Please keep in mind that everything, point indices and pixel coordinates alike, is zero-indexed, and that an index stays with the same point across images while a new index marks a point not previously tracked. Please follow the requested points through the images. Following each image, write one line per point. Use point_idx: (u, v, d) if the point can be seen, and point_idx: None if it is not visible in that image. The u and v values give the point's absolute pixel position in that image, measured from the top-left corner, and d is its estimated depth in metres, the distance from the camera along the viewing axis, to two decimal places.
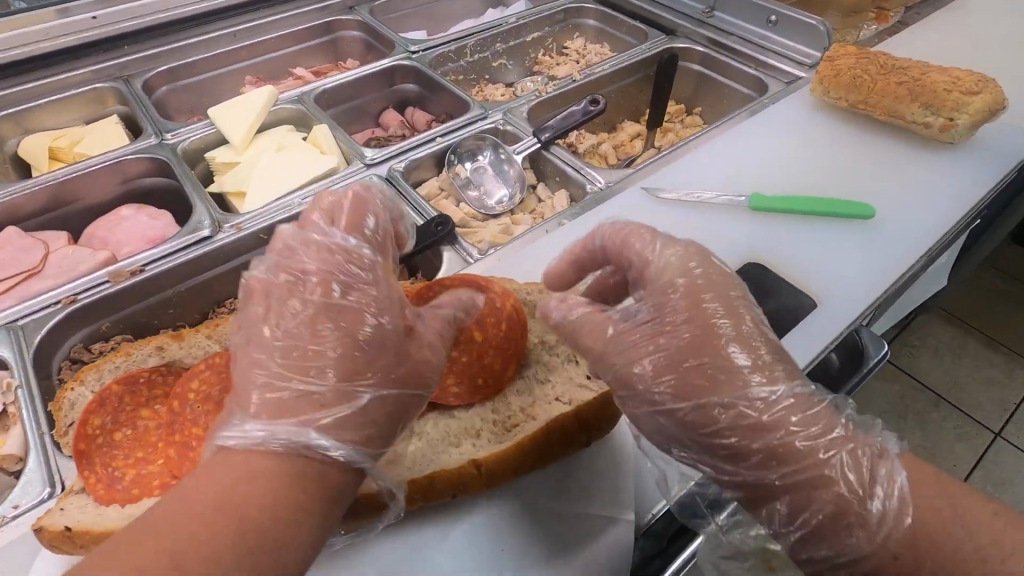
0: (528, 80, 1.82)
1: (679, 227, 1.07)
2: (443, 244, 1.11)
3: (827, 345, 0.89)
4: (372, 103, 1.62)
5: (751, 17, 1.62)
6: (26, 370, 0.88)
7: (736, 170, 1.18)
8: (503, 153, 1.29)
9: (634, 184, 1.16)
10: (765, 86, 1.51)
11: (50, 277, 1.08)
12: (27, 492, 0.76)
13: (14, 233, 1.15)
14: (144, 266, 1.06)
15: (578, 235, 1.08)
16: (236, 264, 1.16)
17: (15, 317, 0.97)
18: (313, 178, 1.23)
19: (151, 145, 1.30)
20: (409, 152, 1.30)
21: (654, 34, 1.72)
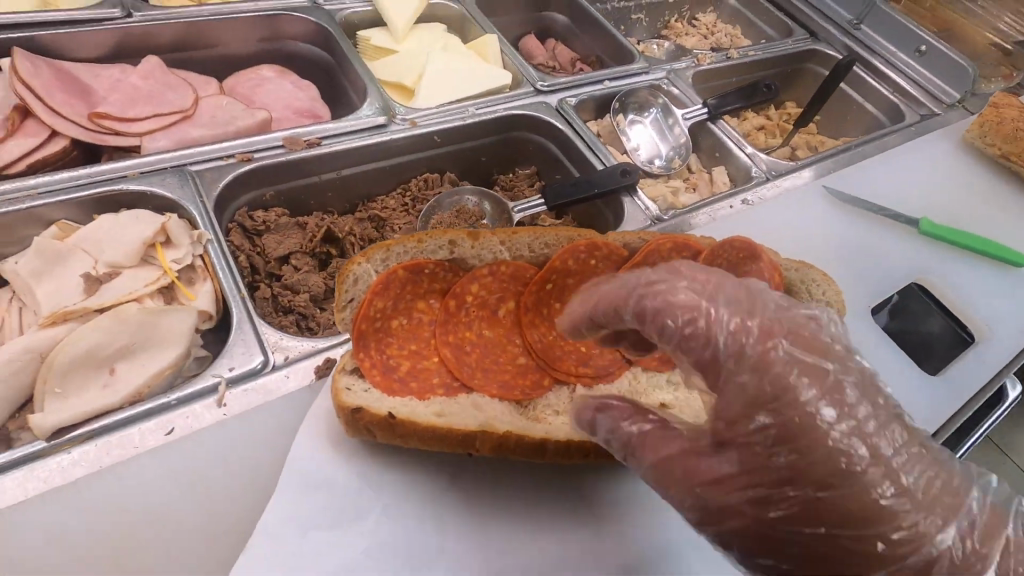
0: (656, 43, 1.77)
1: (855, 232, 1.10)
2: (621, 193, 1.08)
3: (982, 388, 0.93)
4: (514, 23, 1.53)
5: (898, 42, 1.64)
6: (215, 224, 0.81)
7: (897, 190, 1.21)
8: (671, 115, 1.28)
9: (806, 180, 1.17)
10: (902, 113, 1.54)
11: (204, 125, 0.97)
12: (241, 354, 0.69)
13: (158, 65, 1.02)
14: (320, 140, 0.98)
15: (758, 217, 1.08)
16: (397, 161, 1.08)
17: (186, 162, 0.88)
18: (484, 91, 1.16)
19: (306, 7, 1.18)
20: (580, 88, 1.25)
21: (799, 32, 1.70)
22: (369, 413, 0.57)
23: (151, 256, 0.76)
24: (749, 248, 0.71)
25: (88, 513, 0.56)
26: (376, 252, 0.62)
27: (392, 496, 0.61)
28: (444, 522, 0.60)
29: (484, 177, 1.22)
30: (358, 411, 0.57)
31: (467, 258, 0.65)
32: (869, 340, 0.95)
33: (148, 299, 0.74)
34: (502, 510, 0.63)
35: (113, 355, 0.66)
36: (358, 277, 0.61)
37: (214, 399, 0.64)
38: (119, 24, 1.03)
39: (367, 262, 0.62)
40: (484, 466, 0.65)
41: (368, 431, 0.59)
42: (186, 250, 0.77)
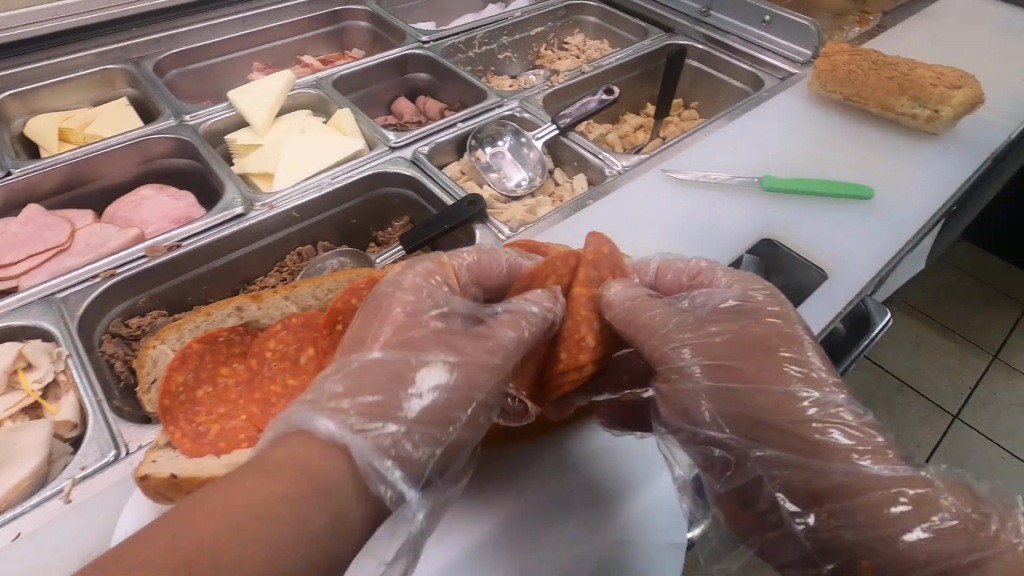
0: (532, 74, 1.88)
1: (699, 205, 1.15)
2: (474, 222, 1.15)
3: (830, 319, 0.96)
4: (384, 90, 1.66)
5: (745, 17, 1.72)
6: (75, 341, 0.89)
7: (745, 156, 1.26)
8: (523, 138, 1.35)
9: (651, 167, 1.23)
10: (761, 80, 1.60)
11: (80, 253, 1.08)
12: (92, 453, 0.76)
13: (36, 211, 1.13)
14: (180, 242, 1.07)
15: (607, 213, 1.14)
16: (268, 242, 1.18)
17: (54, 290, 0.98)
18: (339, 160, 1.25)
19: (172, 126, 1.31)
20: (432, 136, 1.34)
21: (654, 31, 1.80)
22: (153, 478, 0.60)
23: (15, 382, 0.84)
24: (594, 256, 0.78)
25: None
26: (170, 332, 0.69)
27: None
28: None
29: (361, 237, 1.30)
30: (147, 479, 0.61)
31: (259, 319, 0.73)
32: None
33: (14, 421, 0.82)
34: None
35: None
36: (156, 358, 0.69)
37: (59, 498, 0.70)
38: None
39: (162, 344, 0.69)
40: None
41: (167, 496, 0.63)
42: (47, 368, 0.85)
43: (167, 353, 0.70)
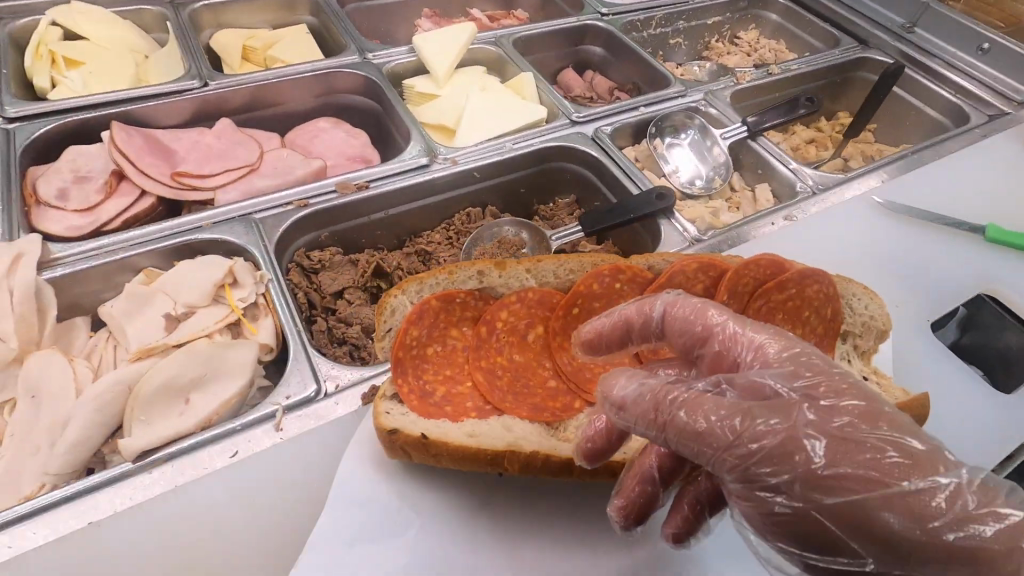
0: (698, 65, 1.77)
1: (907, 243, 1.05)
2: (657, 217, 1.09)
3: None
4: (554, 59, 1.60)
5: (956, 42, 1.57)
6: (275, 266, 0.89)
7: (958, 197, 1.15)
8: (709, 136, 1.28)
9: (852, 191, 1.14)
10: (966, 114, 1.46)
11: (269, 175, 1.08)
12: (295, 382, 0.74)
13: (229, 125, 1.14)
14: (368, 183, 1.06)
15: (809, 236, 1.05)
16: (442, 198, 1.15)
17: (251, 210, 0.98)
18: (520, 125, 1.21)
19: (357, 63, 1.30)
20: (614, 116, 1.28)
21: (847, 41, 1.66)
22: (404, 435, 0.61)
23: (221, 296, 0.85)
24: (821, 287, 0.72)
25: (161, 526, 0.62)
26: (410, 285, 0.67)
27: (427, 517, 0.65)
28: (483, 536, 0.64)
29: (524, 207, 1.27)
30: (394, 433, 0.62)
31: (496, 287, 0.69)
32: (931, 353, 0.90)
33: (219, 335, 0.82)
34: (552, 521, 0.66)
35: (187, 386, 0.74)
36: (395, 309, 0.67)
37: (272, 424, 0.70)
38: (197, 94, 1.17)
39: (403, 295, 0.67)
40: (522, 483, 0.69)
41: (404, 452, 0.63)
42: (251, 289, 0.85)
43: (403, 306, 0.67)
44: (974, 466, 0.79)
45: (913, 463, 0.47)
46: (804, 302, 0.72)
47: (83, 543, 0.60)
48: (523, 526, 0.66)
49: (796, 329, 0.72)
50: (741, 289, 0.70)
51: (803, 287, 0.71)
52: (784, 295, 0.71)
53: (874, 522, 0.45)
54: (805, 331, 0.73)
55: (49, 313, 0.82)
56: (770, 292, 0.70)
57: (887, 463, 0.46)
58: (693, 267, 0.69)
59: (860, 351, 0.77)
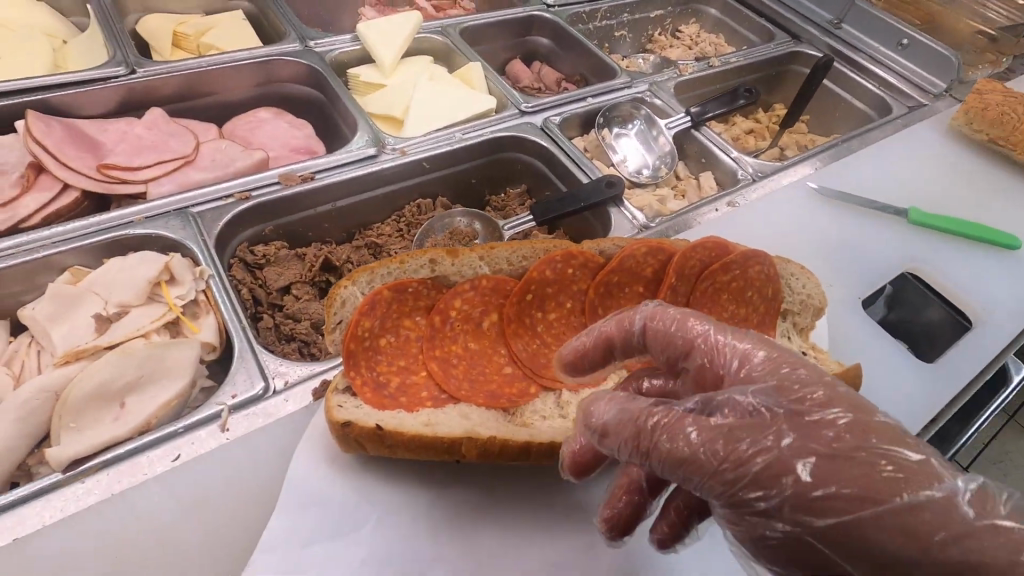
0: (642, 58, 1.81)
1: (839, 226, 1.10)
2: (607, 205, 1.11)
3: (981, 370, 0.93)
4: (501, 50, 1.60)
5: (878, 37, 1.66)
6: (215, 261, 0.85)
7: (884, 182, 1.22)
8: (655, 125, 1.31)
9: (790, 179, 1.19)
10: (889, 106, 1.55)
11: (206, 168, 1.03)
12: (241, 381, 0.71)
13: (161, 116, 1.08)
14: (313, 174, 1.03)
15: (752, 221, 1.09)
16: (391, 189, 1.13)
17: (187, 204, 0.94)
18: (470, 116, 1.20)
19: (298, 50, 1.25)
20: (562, 106, 1.29)
21: (780, 35, 1.73)
22: (357, 427, 0.60)
23: (157, 294, 0.80)
24: (763, 268, 0.75)
25: (99, 537, 0.59)
26: (361, 275, 0.66)
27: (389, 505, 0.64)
28: (445, 521, 0.64)
29: (476, 198, 1.26)
30: (348, 426, 0.60)
31: (449, 275, 0.69)
32: (862, 329, 0.95)
33: (157, 334, 0.78)
34: (513, 500, 0.67)
35: (123, 389, 0.70)
36: (345, 300, 0.66)
37: (218, 425, 0.67)
38: (124, 82, 1.10)
39: (353, 286, 0.66)
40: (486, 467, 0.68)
41: (359, 444, 0.62)
42: (190, 286, 0.81)
43: (354, 296, 0.66)
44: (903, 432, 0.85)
45: (898, 475, 0.44)
46: (748, 282, 0.75)
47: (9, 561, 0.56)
48: (486, 510, 0.66)
49: (741, 309, 0.75)
50: (688, 272, 0.72)
51: (747, 269, 0.74)
52: (728, 277, 0.73)
53: (870, 542, 0.43)
54: (749, 311, 0.76)
55: None
56: (715, 274, 0.73)
57: (877, 479, 0.44)
58: (641, 254, 0.71)
59: (799, 328, 0.81)
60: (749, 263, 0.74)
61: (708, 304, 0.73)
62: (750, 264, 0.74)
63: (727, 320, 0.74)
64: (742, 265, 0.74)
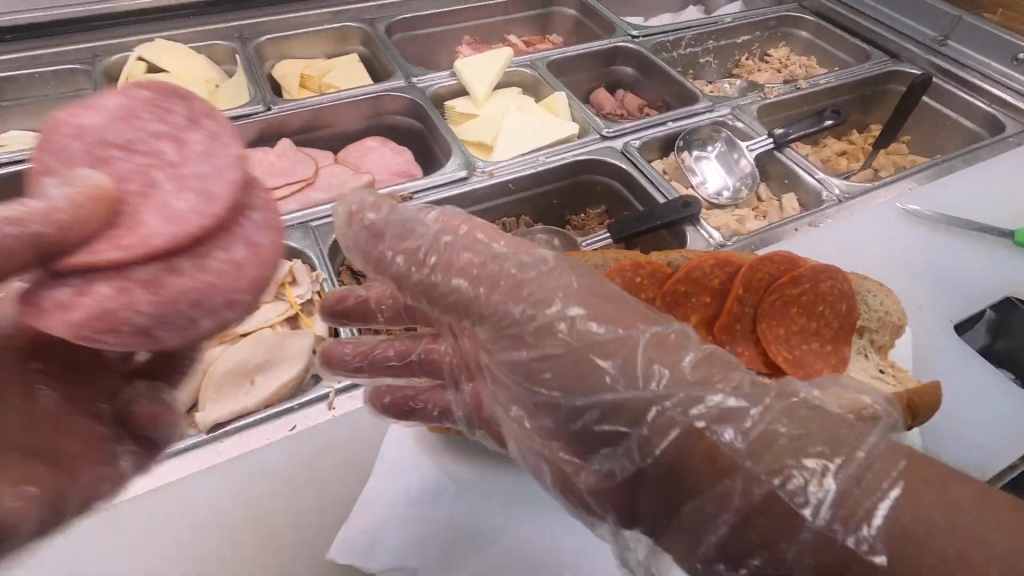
0: (728, 83, 1.82)
1: (936, 248, 1.06)
2: (684, 224, 1.14)
3: None
4: (586, 80, 1.69)
5: (990, 52, 1.57)
6: (328, 267, 0.99)
7: (989, 202, 1.16)
8: (736, 147, 1.32)
9: (881, 200, 1.15)
10: (1002, 124, 1.46)
11: (323, 189, 1.19)
12: None
13: (289, 145, 1.27)
14: (412, 195, 1.16)
15: (838, 240, 1.07)
16: (479, 208, 1.24)
17: (307, 219, 1.09)
18: (553, 141, 1.29)
19: (403, 86, 1.41)
20: (642, 131, 1.35)
21: (877, 55, 1.68)
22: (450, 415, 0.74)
23: (281, 293, 0.95)
24: (837, 283, 0.76)
25: (230, 487, 0.71)
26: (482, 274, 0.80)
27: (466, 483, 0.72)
28: (513, 503, 0.71)
29: (558, 217, 1.34)
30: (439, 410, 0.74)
31: None
32: (952, 353, 0.92)
33: (279, 327, 0.92)
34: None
35: (253, 370, 0.84)
36: None
37: (325, 403, 0.78)
38: (261, 118, 1.30)
39: None
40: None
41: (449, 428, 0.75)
42: (307, 287, 0.95)
43: None
44: (993, 462, 0.81)
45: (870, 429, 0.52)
46: (819, 297, 0.76)
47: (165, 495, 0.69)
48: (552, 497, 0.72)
49: (812, 322, 0.76)
50: (754, 285, 0.75)
51: (819, 282, 0.75)
52: (798, 290, 0.75)
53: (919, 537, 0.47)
54: (821, 324, 0.77)
55: None
56: (784, 286, 0.75)
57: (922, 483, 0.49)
58: (707, 266, 0.75)
59: (877, 346, 0.80)
60: (821, 276, 0.75)
61: (779, 317, 0.75)
62: (824, 278, 0.75)
63: (798, 333, 0.76)
64: (814, 279, 0.75)
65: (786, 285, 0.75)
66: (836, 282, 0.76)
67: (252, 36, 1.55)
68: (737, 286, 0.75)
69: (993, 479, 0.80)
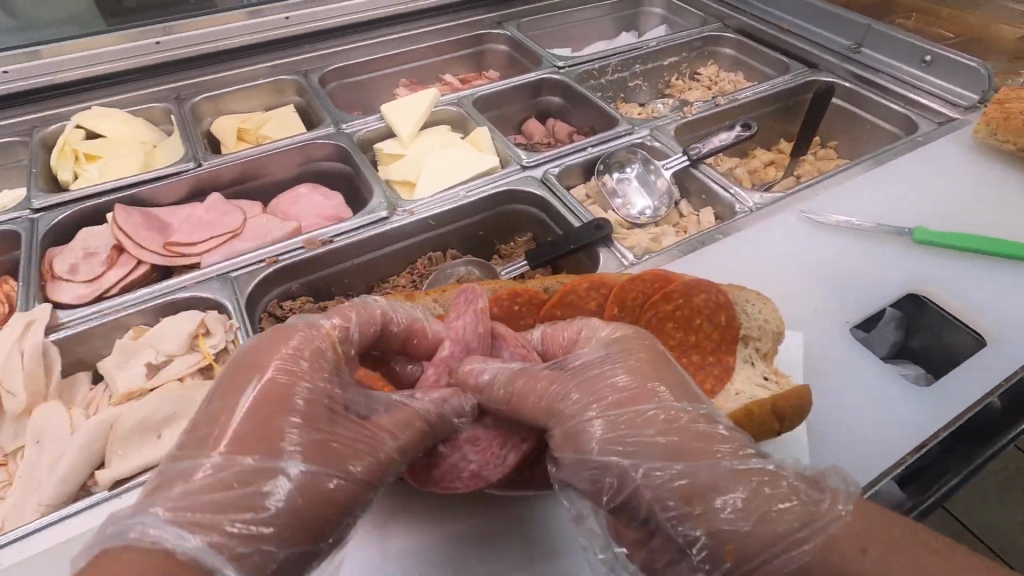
0: (660, 102, 1.87)
1: (840, 252, 1.09)
2: (598, 245, 1.17)
3: (991, 391, 0.89)
4: (517, 112, 1.74)
5: (901, 56, 1.63)
6: (243, 315, 1.02)
7: (893, 201, 1.19)
8: (652, 167, 1.36)
9: (788, 207, 1.18)
10: (915, 124, 1.50)
11: (249, 239, 1.22)
12: None
13: (218, 199, 1.30)
14: (332, 238, 1.19)
15: (745, 250, 1.09)
16: (404, 246, 1.27)
17: (228, 270, 1.12)
18: (474, 175, 1.33)
19: (332, 133, 1.46)
20: (563, 158, 1.39)
21: (796, 66, 1.74)
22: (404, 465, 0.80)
23: (195, 345, 0.98)
24: (711, 297, 0.78)
25: None
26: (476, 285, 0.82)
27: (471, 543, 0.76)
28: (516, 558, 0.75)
29: (486, 248, 1.37)
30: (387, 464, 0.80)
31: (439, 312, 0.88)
32: (851, 353, 0.94)
33: (191, 378, 0.95)
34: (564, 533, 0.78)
35: (159, 424, 0.85)
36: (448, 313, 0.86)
37: None
38: (192, 174, 1.34)
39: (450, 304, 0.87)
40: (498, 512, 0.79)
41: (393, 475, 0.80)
42: (221, 336, 0.98)
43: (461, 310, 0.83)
44: (885, 459, 0.81)
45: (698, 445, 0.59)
46: (694, 312, 0.78)
47: (63, 553, 0.73)
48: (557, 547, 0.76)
49: (691, 336, 0.78)
50: (626, 304, 0.77)
51: (691, 297, 0.78)
52: (671, 305, 0.77)
53: None
54: (699, 337, 0.79)
55: (53, 369, 0.96)
56: (654, 303, 0.77)
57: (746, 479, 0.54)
58: (581, 290, 0.78)
59: (762, 354, 0.82)
60: (693, 291, 0.78)
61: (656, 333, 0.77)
62: (696, 292, 0.78)
63: (675, 347, 0.78)
64: (686, 294, 0.78)
65: (658, 302, 0.78)
66: (710, 295, 0.79)
67: (189, 96, 1.61)
68: (613, 306, 0.77)
69: (882, 478, 0.80)
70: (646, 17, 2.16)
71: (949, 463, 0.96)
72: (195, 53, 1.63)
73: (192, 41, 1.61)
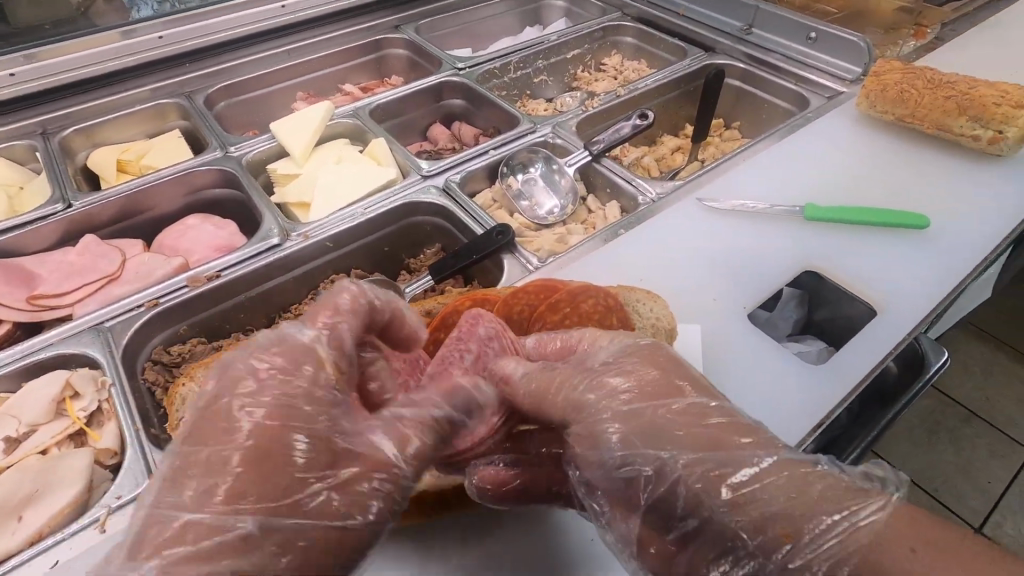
0: (568, 96, 1.86)
1: (736, 236, 1.10)
2: (503, 252, 1.14)
3: (880, 359, 0.91)
4: (420, 118, 1.69)
5: (789, 34, 1.67)
6: (117, 370, 0.94)
7: (785, 179, 1.21)
8: (555, 165, 1.34)
9: (687, 195, 1.18)
10: (806, 100, 1.54)
11: (127, 281, 1.13)
12: (127, 483, 0.79)
13: (92, 240, 1.19)
14: (219, 272, 1.11)
15: (645, 242, 1.09)
16: (302, 271, 1.20)
17: (102, 319, 1.03)
18: (373, 189, 1.27)
19: (218, 158, 1.37)
20: (465, 163, 1.35)
21: (694, 51, 1.75)
22: None
23: (62, 409, 0.89)
24: (597, 302, 0.78)
25: None
26: None
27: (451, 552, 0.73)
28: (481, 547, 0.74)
29: (394, 264, 1.32)
30: None
31: None
32: (750, 338, 0.94)
33: (59, 448, 0.86)
34: (584, 528, 0.76)
35: (19, 505, 0.77)
36: None
37: (94, 527, 0.74)
38: (60, 216, 1.22)
39: None
40: (476, 518, 0.76)
41: None
42: (91, 397, 0.90)
43: None
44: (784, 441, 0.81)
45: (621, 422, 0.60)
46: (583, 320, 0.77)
47: None
48: (567, 547, 0.74)
49: None
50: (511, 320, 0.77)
51: (577, 304, 0.77)
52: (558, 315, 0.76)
53: None
54: None
55: None
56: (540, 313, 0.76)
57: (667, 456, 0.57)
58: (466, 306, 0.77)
59: None
60: (577, 299, 0.77)
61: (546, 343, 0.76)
62: (581, 300, 0.77)
63: None
64: (571, 302, 0.77)
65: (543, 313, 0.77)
66: (596, 298, 0.78)
67: (56, 129, 1.47)
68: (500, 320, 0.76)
69: None
70: (548, 10, 2.14)
71: (855, 430, 0.97)
72: (61, 83, 1.49)
73: (57, 68, 1.47)
